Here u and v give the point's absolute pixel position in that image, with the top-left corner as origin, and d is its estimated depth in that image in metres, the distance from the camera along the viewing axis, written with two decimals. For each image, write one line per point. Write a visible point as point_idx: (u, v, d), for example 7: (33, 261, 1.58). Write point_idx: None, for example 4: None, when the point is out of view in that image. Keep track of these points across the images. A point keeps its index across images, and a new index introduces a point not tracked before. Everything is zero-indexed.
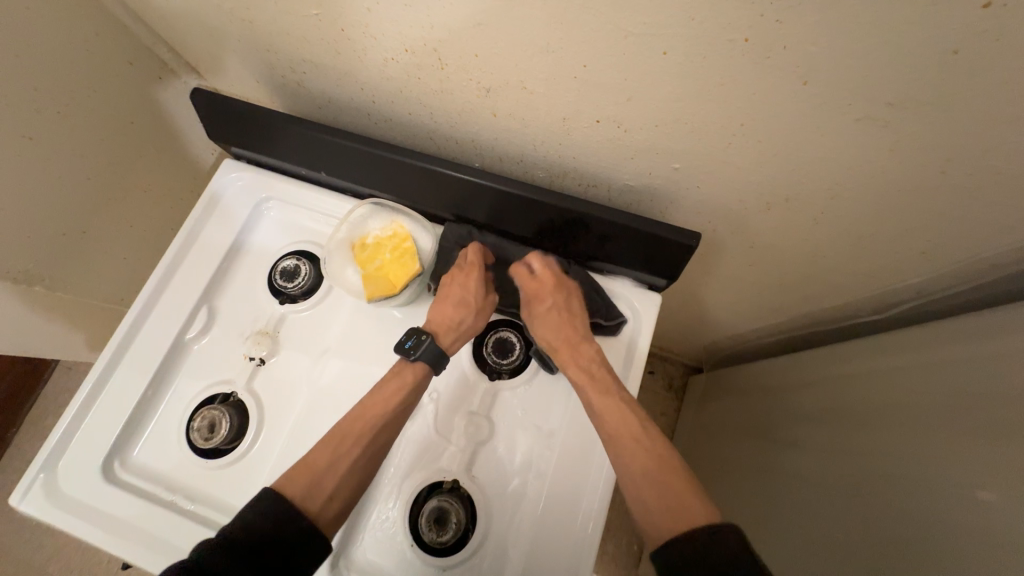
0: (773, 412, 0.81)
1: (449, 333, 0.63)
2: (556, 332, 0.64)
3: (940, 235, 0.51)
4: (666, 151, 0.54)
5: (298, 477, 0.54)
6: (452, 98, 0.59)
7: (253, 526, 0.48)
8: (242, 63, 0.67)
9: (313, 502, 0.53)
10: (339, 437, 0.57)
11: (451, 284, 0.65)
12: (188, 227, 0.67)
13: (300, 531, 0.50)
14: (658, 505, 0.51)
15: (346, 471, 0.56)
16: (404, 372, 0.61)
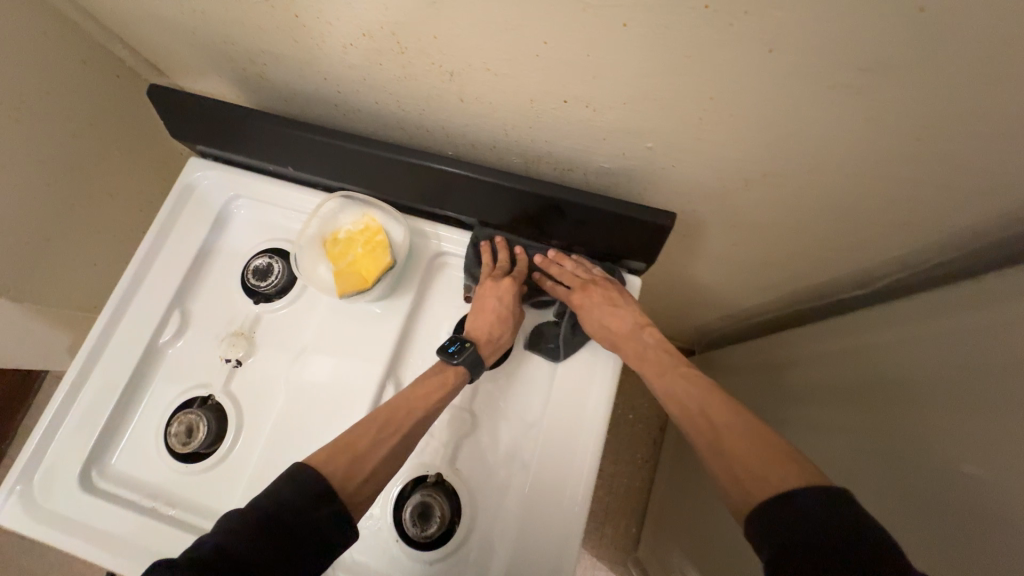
0: (779, 395, 0.78)
1: (492, 347, 0.58)
2: (610, 317, 0.60)
3: (920, 205, 0.49)
4: (641, 130, 0.50)
5: (337, 456, 0.49)
6: (418, 84, 0.54)
7: (286, 504, 0.43)
8: (200, 57, 0.63)
9: (349, 483, 0.47)
10: (380, 421, 0.52)
11: (491, 295, 0.60)
12: (157, 228, 0.65)
13: (330, 519, 0.44)
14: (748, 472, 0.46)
15: (382, 458, 0.50)
16: (445, 374, 0.56)
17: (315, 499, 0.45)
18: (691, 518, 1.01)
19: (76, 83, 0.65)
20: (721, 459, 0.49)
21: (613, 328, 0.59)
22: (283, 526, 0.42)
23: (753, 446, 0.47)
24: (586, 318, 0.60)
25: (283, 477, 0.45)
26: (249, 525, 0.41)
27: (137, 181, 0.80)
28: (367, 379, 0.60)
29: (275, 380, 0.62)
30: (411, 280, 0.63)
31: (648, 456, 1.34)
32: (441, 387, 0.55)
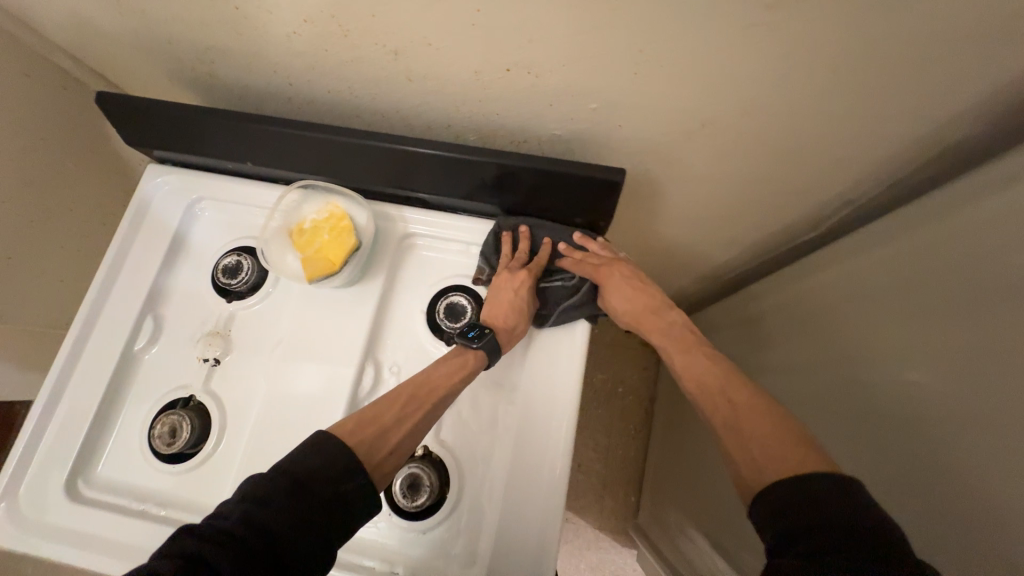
0: (757, 345, 0.81)
1: (509, 336, 0.60)
2: (631, 300, 0.63)
3: (849, 139, 0.52)
4: (583, 91, 0.52)
5: (365, 427, 0.50)
6: (365, 67, 0.55)
7: (320, 475, 0.44)
8: (146, 62, 0.63)
9: (374, 455, 0.49)
10: (405, 396, 0.54)
11: (509, 285, 0.61)
12: (122, 237, 0.66)
13: (359, 490, 0.46)
14: (767, 449, 0.48)
15: (406, 432, 0.52)
16: (466, 357, 0.57)
17: (346, 470, 0.46)
18: (686, 476, 1.04)
19: (17, 96, 0.64)
20: (738, 436, 0.50)
21: (639, 305, 0.63)
22: (318, 497, 0.43)
23: (773, 428, 0.49)
24: (609, 295, 0.63)
25: (314, 449, 0.46)
26: (281, 498, 0.42)
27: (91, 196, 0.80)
28: (345, 364, 0.61)
29: (255, 375, 0.62)
30: (380, 264, 0.64)
31: (639, 425, 1.37)
32: (461, 368, 0.56)
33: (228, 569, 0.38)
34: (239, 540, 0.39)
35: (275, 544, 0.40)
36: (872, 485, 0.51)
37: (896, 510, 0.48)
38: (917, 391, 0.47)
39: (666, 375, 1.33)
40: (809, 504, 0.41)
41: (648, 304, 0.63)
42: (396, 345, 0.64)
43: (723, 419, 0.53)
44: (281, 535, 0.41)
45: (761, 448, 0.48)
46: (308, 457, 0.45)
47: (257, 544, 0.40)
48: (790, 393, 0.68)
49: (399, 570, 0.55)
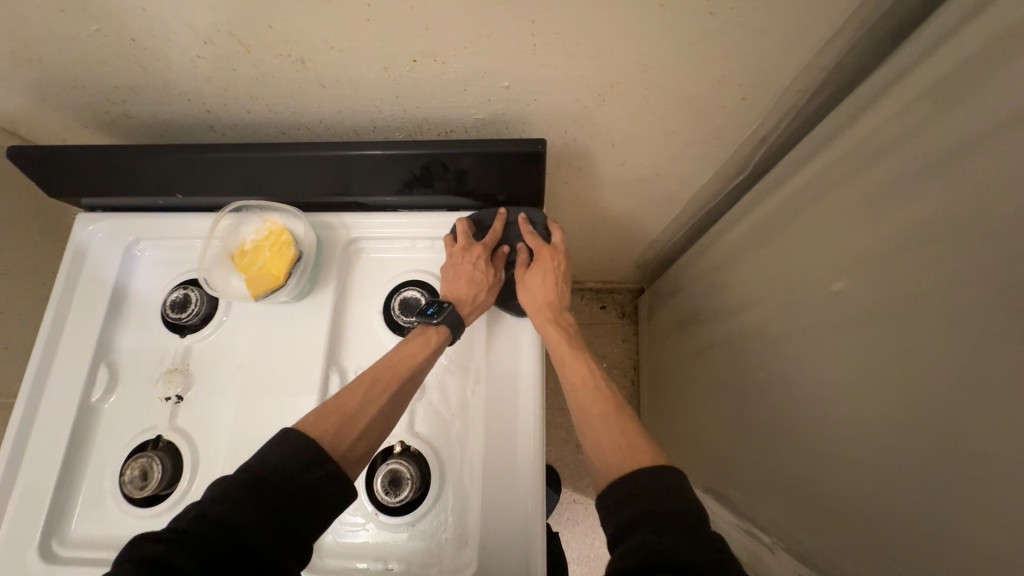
0: (718, 291, 0.85)
1: (469, 308, 0.61)
2: (535, 296, 0.63)
3: (746, 78, 0.55)
4: (491, 71, 0.54)
5: (327, 417, 0.51)
6: (277, 81, 0.56)
7: (289, 466, 0.45)
8: (57, 112, 0.62)
9: (342, 443, 0.50)
10: (367, 381, 0.55)
11: (464, 259, 0.62)
12: (61, 291, 0.65)
13: (327, 477, 0.46)
14: (626, 459, 0.50)
15: (372, 416, 0.53)
16: (428, 334, 0.58)
17: (312, 459, 0.46)
18: (676, 434, 1.06)
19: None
20: (604, 442, 0.53)
21: (549, 301, 0.63)
22: (286, 487, 0.44)
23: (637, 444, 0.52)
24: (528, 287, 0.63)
25: (281, 445, 0.46)
26: (246, 495, 0.43)
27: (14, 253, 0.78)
28: (309, 377, 0.62)
29: (221, 402, 0.62)
30: (329, 273, 0.65)
31: (629, 397, 1.39)
32: (424, 347, 0.57)
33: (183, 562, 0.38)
34: (192, 536, 0.40)
35: (233, 534, 0.40)
36: (834, 396, 0.54)
37: (856, 414, 0.51)
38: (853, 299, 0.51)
39: (644, 343, 1.36)
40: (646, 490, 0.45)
41: (553, 303, 0.63)
42: (358, 349, 0.64)
43: (601, 416, 0.56)
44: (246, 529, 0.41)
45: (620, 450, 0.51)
46: (270, 455, 0.46)
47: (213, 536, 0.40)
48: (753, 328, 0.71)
49: (394, 566, 0.56)
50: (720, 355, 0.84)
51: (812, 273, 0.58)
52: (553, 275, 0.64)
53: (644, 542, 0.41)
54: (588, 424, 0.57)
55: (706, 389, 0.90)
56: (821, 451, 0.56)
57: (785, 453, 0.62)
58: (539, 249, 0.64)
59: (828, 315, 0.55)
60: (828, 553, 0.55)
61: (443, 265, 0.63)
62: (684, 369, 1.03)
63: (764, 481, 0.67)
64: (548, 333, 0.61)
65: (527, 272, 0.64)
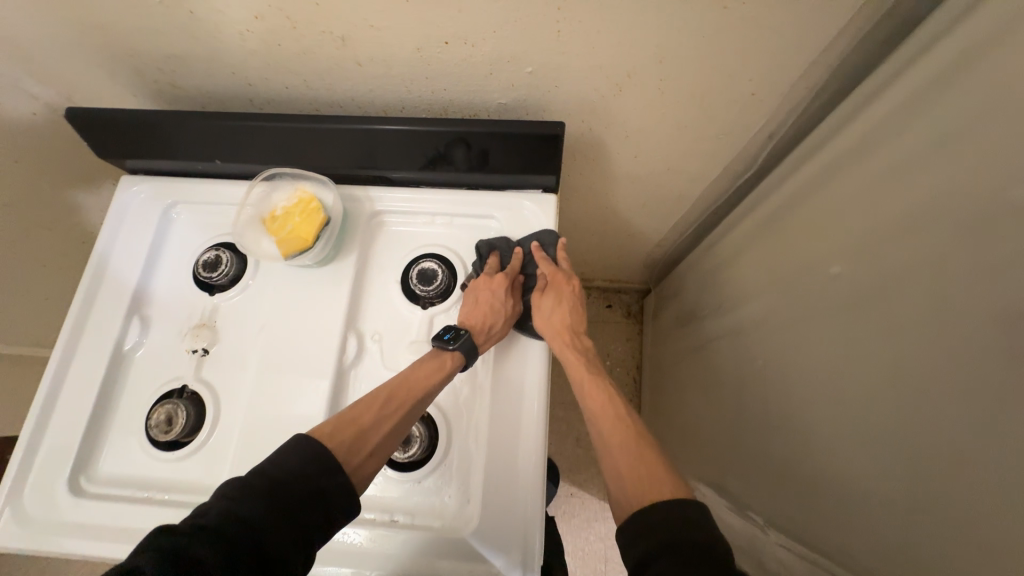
0: (721, 286, 0.87)
1: (485, 337, 0.61)
2: (552, 318, 0.64)
3: (756, 73, 0.59)
4: (516, 56, 0.57)
5: (342, 430, 0.53)
6: (316, 57, 0.60)
7: (305, 473, 0.48)
8: (110, 78, 0.67)
9: (353, 458, 0.52)
10: (383, 397, 0.56)
11: (485, 287, 0.64)
12: (103, 245, 0.69)
13: (337, 487, 0.49)
14: (642, 485, 0.50)
15: (384, 434, 0.54)
16: (442, 359, 0.59)
17: (326, 469, 0.49)
18: (675, 430, 1.08)
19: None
20: (621, 468, 0.53)
21: (564, 325, 0.64)
22: (303, 491, 0.47)
23: (652, 471, 0.51)
24: (544, 311, 0.64)
25: (296, 450, 0.49)
26: (264, 496, 0.45)
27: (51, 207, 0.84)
28: (328, 338, 0.65)
29: (245, 357, 0.66)
30: (352, 243, 0.69)
31: (630, 395, 1.40)
32: (438, 369, 0.59)
33: (215, 561, 0.40)
34: (221, 535, 0.42)
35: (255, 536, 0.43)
36: (829, 379, 0.56)
37: (847, 396, 0.53)
38: (849, 283, 0.53)
39: (648, 343, 1.38)
40: (662, 521, 0.46)
41: (569, 325, 0.64)
42: (376, 315, 0.67)
43: (618, 441, 0.56)
44: (266, 528, 0.44)
45: (634, 476, 0.52)
46: (285, 456, 0.48)
47: (240, 536, 0.42)
48: (755, 320, 0.74)
49: (399, 518, 0.58)
50: (721, 349, 0.86)
51: (811, 262, 0.60)
52: (570, 296, 0.65)
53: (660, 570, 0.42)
54: (606, 449, 0.56)
55: (707, 382, 0.92)
56: (814, 434, 0.58)
57: (781, 438, 0.64)
58: (553, 273, 0.65)
59: (826, 300, 0.57)
60: (814, 532, 0.56)
61: (463, 294, 0.65)
62: (685, 365, 1.05)
63: (758, 468, 0.69)
64: (565, 355, 0.63)
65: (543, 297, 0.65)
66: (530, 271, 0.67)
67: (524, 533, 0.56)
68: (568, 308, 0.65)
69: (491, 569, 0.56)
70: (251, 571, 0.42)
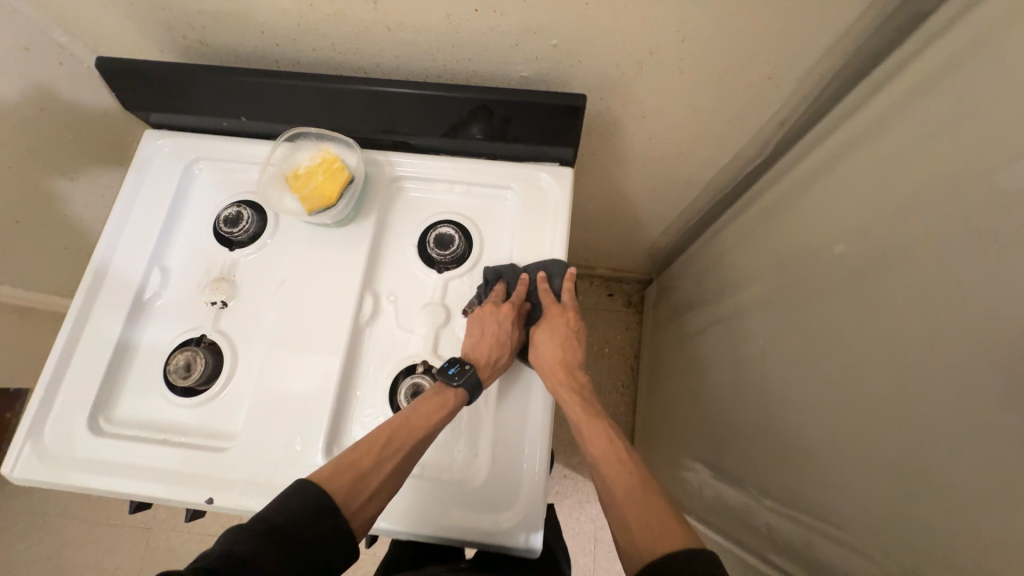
0: (723, 272, 0.89)
1: (491, 369, 0.61)
2: (549, 352, 0.62)
3: (772, 56, 0.61)
4: (543, 27, 0.59)
5: (340, 474, 0.52)
6: (346, 19, 0.61)
7: (310, 525, 0.47)
8: (139, 31, 0.68)
9: (352, 502, 0.51)
10: (382, 440, 0.55)
11: (487, 318, 0.63)
12: (126, 196, 0.71)
13: (335, 534, 0.48)
14: (650, 533, 0.47)
15: (383, 479, 0.53)
16: (447, 394, 0.58)
17: (323, 512, 0.48)
18: (671, 415, 1.11)
19: (11, 63, 0.69)
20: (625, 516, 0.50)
21: (562, 360, 0.62)
22: (307, 544, 0.46)
23: (660, 518, 0.48)
24: (541, 346, 0.63)
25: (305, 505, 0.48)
26: (267, 541, 0.44)
27: (72, 161, 0.85)
28: (345, 295, 0.67)
29: (263, 311, 0.67)
30: (372, 205, 0.70)
31: (627, 382, 1.43)
32: (442, 407, 0.57)
33: None
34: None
35: None
36: (825, 354, 0.58)
37: (840, 368, 0.55)
38: (849, 260, 0.56)
39: (648, 332, 1.40)
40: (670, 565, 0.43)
41: (566, 359, 0.62)
42: (392, 277, 0.69)
43: (625, 495, 0.51)
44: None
45: (640, 522, 0.48)
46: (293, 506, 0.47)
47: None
48: (756, 302, 0.76)
49: (410, 469, 0.61)
50: (722, 333, 0.88)
51: (815, 244, 0.63)
52: (565, 332, 0.64)
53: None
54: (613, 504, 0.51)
55: (705, 367, 0.95)
56: (808, 407, 0.60)
57: (776, 413, 0.67)
58: (552, 306, 0.65)
59: (826, 278, 0.60)
60: (804, 498, 0.59)
61: (467, 322, 0.65)
62: (684, 353, 1.08)
63: (754, 444, 0.72)
64: (561, 396, 0.60)
65: (541, 330, 0.64)
66: (533, 305, 0.67)
67: (528, 490, 0.59)
68: (567, 342, 0.63)
69: (497, 520, 0.58)
70: None
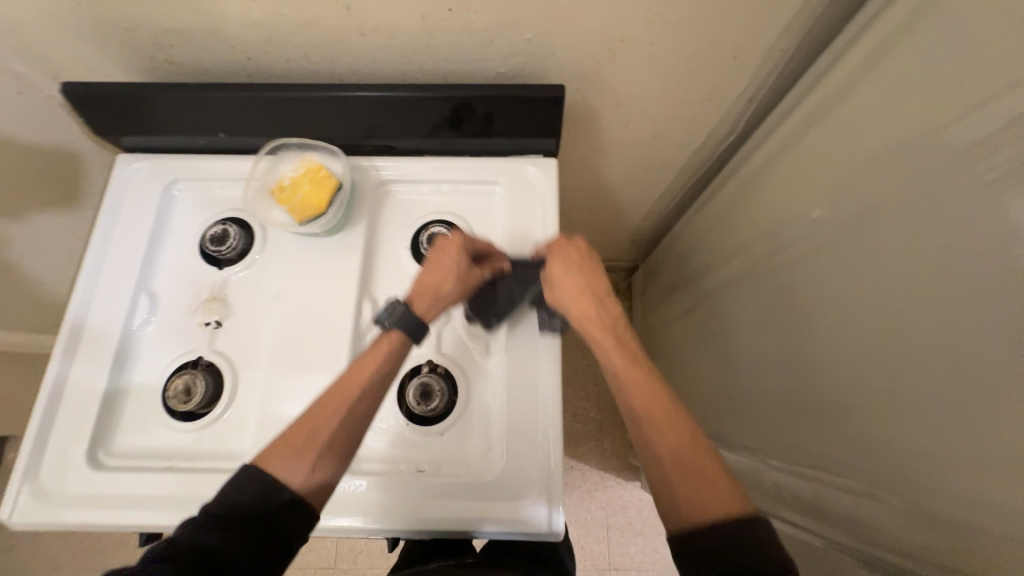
0: (707, 249, 0.92)
1: (427, 302, 0.59)
2: (573, 299, 0.59)
3: (736, 35, 0.63)
4: (516, 22, 0.60)
5: (279, 450, 0.49)
6: (319, 27, 0.61)
7: (252, 513, 0.46)
8: (102, 54, 0.66)
9: (295, 473, 0.48)
10: (317, 406, 0.52)
11: (445, 251, 0.61)
12: (104, 223, 0.69)
13: (287, 507, 0.47)
14: (692, 494, 0.47)
15: (322, 445, 0.49)
16: (383, 340, 0.56)
17: (265, 490, 0.47)
18: None
19: None
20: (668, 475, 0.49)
21: (587, 308, 0.59)
22: (252, 535, 0.45)
23: (700, 476, 0.48)
24: (565, 295, 0.60)
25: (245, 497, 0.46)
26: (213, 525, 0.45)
27: (40, 194, 0.82)
28: (342, 303, 0.66)
29: (259, 326, 0.66)
30: (361, 211, 0.70)
31: None
32: (378, 359, 0.55)
33: None
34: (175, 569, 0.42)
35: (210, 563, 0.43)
36: (813, 314, 0.61)
37: (828, 326, 0.58)
38: (827, 222, 0.59)
39: (638, 317, 1.43)
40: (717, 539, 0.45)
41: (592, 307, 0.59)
42: (388, 280, 0.69)
43: (667, 444, 0.50)
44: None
45: (684, 481, 0.48)
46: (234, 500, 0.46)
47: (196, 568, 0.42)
48: (741, 273, 0.79)
49: (425, 468, 0.61)
50: (711, 307, 0.91)
51: (793, 211, 0.66)
52: (579, 264, 0.61)
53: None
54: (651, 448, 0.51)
55: (697, 343, 0.98)
56: (801, 366, 0.63)
57: (772, 375, 0.69)
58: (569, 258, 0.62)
59: (806, 242, 0.63)
60: (807, 454, 0.62)
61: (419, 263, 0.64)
62: (675, 332, 1.10)
63: (753, 409, 0.74)
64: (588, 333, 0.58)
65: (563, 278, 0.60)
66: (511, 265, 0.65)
67: (545, 475, 0.60)
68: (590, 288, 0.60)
69: (517, 507, 0.59)
70: None
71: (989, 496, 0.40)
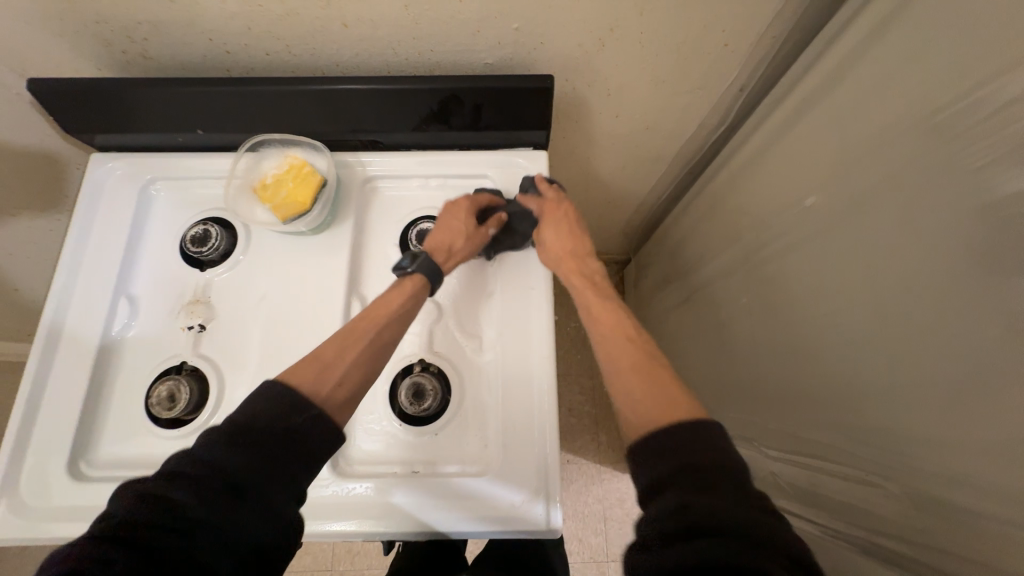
0: (699, 240, 0.92)
1: (445, 256, 0.62)
2: (557, 245, 0.65)
3: (727, 24, 0.62)
4: (504, 11, 0.59)
5: (306, 368, 0.51)
6: (300, 18, 0.59)
7: (268, 437, 0.44)
8: (71, 48, 0.63)
9: (322, 388, 0.50)
10: (347, 329, 0.55)
11: (455, 209, 0.65)
12: (79, 226, 0.66)
13: (312, 423, 0.47)
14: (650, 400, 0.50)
15: (350, 364, 0.52)
16: (404, 283, 0.59)
17: (289, 407, 0.46)
18: None
19: None
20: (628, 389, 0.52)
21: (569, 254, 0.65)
22: (266, 464, 0.43)
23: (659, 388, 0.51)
24: (548, 240, 0.65)
25: (247, 446, 0.43)
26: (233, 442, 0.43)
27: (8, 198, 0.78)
28: (331, 302, 0.65)
29: (245, 329, 0.64)
30: (347, 209, 0.68)
31: None
32: (403, 293, 0.58)
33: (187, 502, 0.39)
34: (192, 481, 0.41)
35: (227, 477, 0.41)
36: (807, 304, 0.61)
37: (821, 316, 0.58)
38: (819, 212, 0.59)
39: None
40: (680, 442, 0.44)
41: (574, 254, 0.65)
42: (377, 279, 0.67)
43: (630, 364, 0.55)
44: (220, 515, 0.40)
45: (643, 391, 0.51)
46: (231, 451, 0.43)
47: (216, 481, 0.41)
48: (734, 265, 0.79)
49: (420, 469, 0.60)
50: (704, 299, 0.91)
51: (785, 200, 0.65)
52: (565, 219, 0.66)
53: (672, 499, 0.41)
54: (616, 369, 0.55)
55: (691, 335, 0.97)
56: (796, 356, 0.63)
57: (767, 366, 0.69)
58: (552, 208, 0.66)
59: (799, 232, 0.62)
60: (803, 444, 0.62)
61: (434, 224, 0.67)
62: (669, 324, 1.10)
63: (749, 400, 0.74)
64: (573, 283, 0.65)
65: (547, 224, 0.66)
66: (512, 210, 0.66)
67: (541, 473, 0.59)
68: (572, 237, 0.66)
69: (515, 506, 0.58)
70: (229, 505, 0.40)
71: (987, 480, 0.40)
